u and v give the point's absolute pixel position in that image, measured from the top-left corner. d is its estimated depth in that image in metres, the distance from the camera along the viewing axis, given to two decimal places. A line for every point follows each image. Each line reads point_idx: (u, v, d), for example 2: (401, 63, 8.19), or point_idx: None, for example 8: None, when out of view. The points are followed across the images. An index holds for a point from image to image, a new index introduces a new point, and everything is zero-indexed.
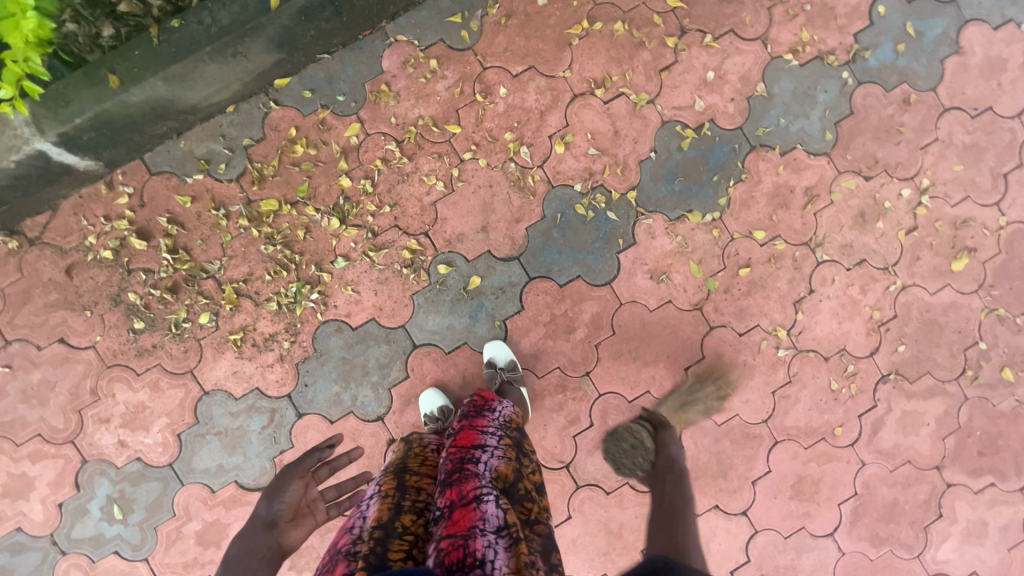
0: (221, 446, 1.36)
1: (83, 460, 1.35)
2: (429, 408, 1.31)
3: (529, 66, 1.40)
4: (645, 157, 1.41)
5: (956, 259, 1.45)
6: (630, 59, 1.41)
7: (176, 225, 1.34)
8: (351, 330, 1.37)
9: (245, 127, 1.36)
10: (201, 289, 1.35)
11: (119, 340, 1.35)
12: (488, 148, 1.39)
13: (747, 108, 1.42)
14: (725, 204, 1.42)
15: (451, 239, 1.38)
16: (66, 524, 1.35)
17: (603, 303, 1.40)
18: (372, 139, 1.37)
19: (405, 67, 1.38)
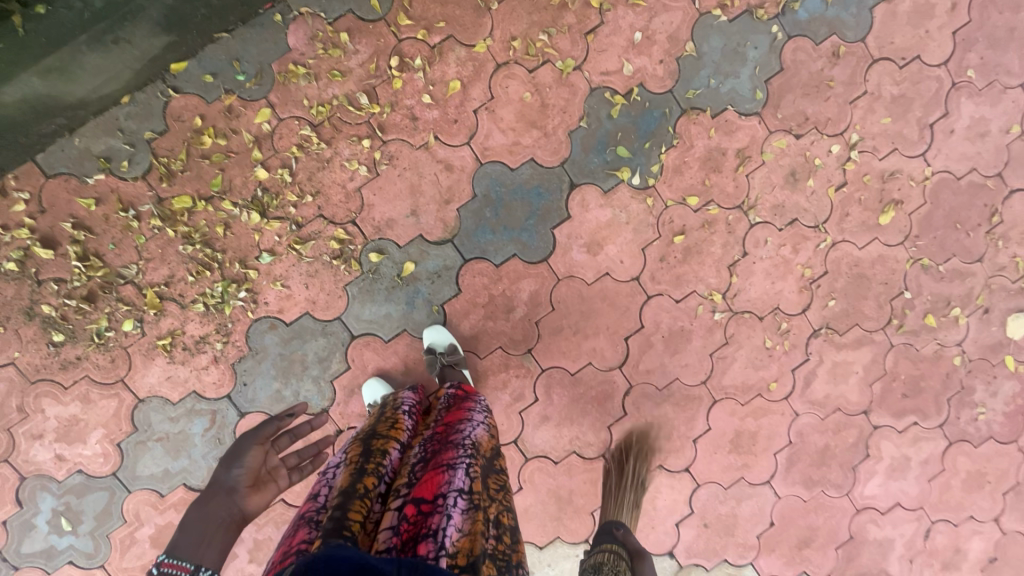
0: (164, 451, 1.35)
1: (22, 477, 1.33)
2: (372, 397, 1.33)
3: (447, 35, 1.32)
4: (575, 127, 1.37)
5: (883, 212, 1.47)
6: (554, 22, 1.34)
7: (83, 230, 1.26)
8: (285, 326, 1.35)
9: (145, 119, 1.26)
10: (121, 296, 1.29)
11: (39, 354, 1.29)
12: (412, 127, 1.33)
13: (677, 69, 1.38)
14: (657, 171, 1.40)
15: (380, 225, 1.34)
16: (14, 540, 1.34)
17: (541, 280, 1.40)
18: (286, 125, 1.30)
19: (314, 44, 1.28)
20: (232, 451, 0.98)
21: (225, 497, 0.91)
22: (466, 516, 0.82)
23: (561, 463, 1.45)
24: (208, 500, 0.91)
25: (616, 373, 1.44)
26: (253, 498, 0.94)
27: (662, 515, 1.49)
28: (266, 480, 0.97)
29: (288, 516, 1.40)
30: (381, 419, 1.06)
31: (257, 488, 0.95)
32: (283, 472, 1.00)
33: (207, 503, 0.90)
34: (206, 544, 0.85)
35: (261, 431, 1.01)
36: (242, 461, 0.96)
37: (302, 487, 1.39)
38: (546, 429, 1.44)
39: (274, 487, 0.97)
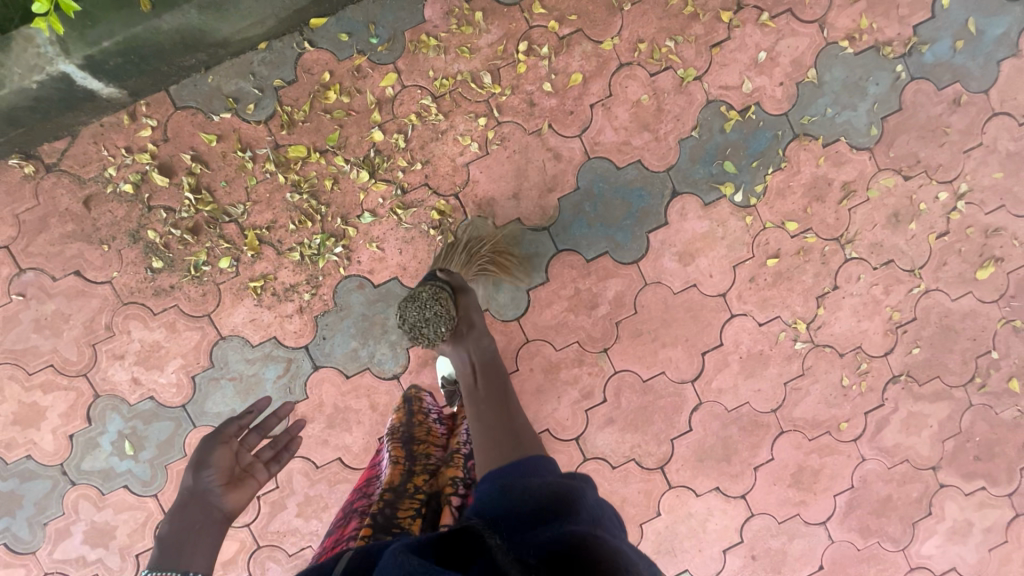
0: (235, 392, 1.36)
1: (96, 394, 1.35)
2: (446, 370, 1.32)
3: (577, 29, 1.34)
4: (686, 136, 1.37)
5: (982, 267, 1.45)
6: (682, 30, 1.35)
7: (199, 164, 1.30)
8: (373, 287, 1.36)
9: (277, 67, 1.30)
10: (223, 233, 1.32)
11: (136, 277, 1.32)
12: (527, 112, 1.34)
13: (796, 94, 1.38)
14: (761, 191, 1.40)
15: (481, 203, 1.35)
16: (77, 455, 1.36)
17: (628, 281, 1.40)
18: (408, 92, 1.32)
19: (448, 18, 1.31)
20: (195, 456, 0.84)
21: (200, 500, 0.80)
22: None
23: (618, 468, 1.43)
24: (180, 508, 0.78)
25: (688, 387, 1.42)
26: (232, 496, 0.82)
27: (711, 539, 1.46)
28: (245, 476, 0.85)
29: (342, 477, 1.39)
30: (416, 424, 1.08)
31: (234, 485, 0.83)
32: (262, 466, 0.88)
33: (177, 512, 0.77)
34: (189, 547, 0.73)
35: (220, 432, 0.88)
36: (209, 461, 0.84)
37: (360, 449, 1.39)
38: (609, 431, 1.42)
39: (253, 483, 0.85)
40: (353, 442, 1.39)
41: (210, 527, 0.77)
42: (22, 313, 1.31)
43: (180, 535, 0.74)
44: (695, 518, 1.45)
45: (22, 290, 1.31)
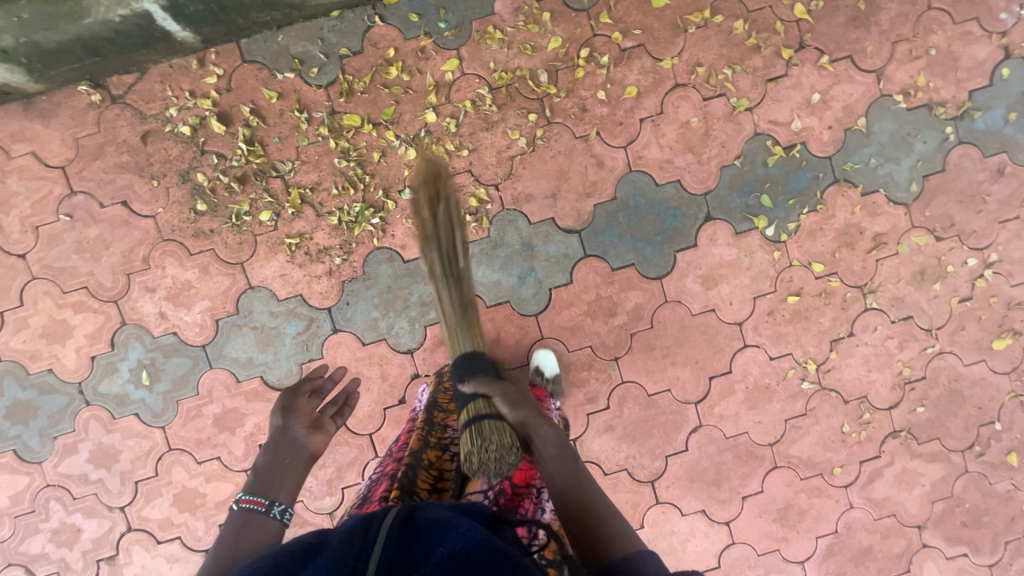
0: (254, 341, 1.40)
1: (122, 322, 1.39)
2: None
3: (639, 43, 1.36)
4: (728, 164, 1.40)
5: (999, 338, 1.46)
6: (741, 60, 1.38)
7: (257, 118, 1.34)
8: (402, 262, 1.40)
9: (345, 37, 1.34)
10: (268, 187, 1.36)
11: (179, 217, 1.37)
12: (578, 116, 1.37)
13: (842, 139, 1.40)
14: (793, 229, 1.41)
15: (519, 198, 1.39)
16: (95, 377, 1.41)
17: (649, 296, 1.42)
18: (466, 80, 1.36)
19: (517, 14, 1.35)
20: (279, 405, 0.95)
21: (289, 440, 0.89)
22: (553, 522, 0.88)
23: (610, 475, 1.46)
24: (268, 449, 0.88)
25: (691, 408, 1.45)
26: (314, 438, 0.92)
27: (689, 560, 1.48)
28: (322, 423, 0.95)
29: (343, 439, 1.43)
30: (439, 391, 1.13)
31: (315, 430, 0.93)
32: (332, 418, 0.98)
33: (271, 452, 0.87)
34: (277, 484, 0.84)
35: (298, 387, 0.98)
36: (294, 410, 0.94)
37: (365, 416, 1.43)
38: (607, 438, 1.45)
39: (328, 431, 0.95)
40: (359, 408, 1.43)
41: (293, 469, 0.87)
42: (66, 233, 1.36)
43: (269, 474, 0.85)
44: (676, 536, 1.48)
45: (70, 212, 1.36)
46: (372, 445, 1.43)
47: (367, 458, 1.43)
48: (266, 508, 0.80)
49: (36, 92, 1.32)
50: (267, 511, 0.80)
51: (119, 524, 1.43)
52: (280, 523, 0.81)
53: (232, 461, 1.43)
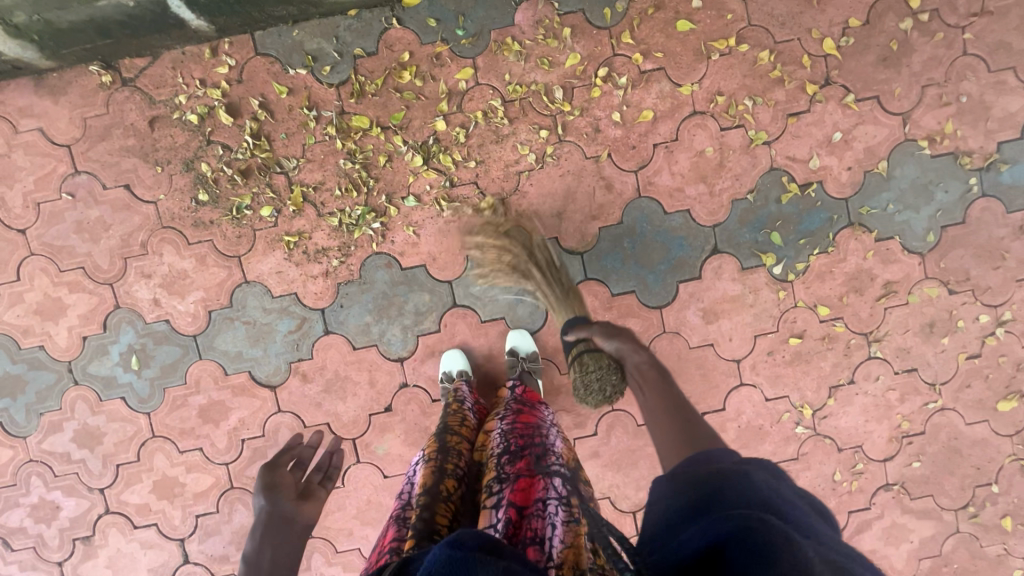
0: (245, 335, 1.40)
1: (116, 305, 1.39)
2: (448, 367, 1.36)
3: (660, 66, 1.33)
4: (741, 197, 1.36)
5: (1005, 399, 1.41)
6: (764, 92, 1.34)
7: (265, 112, 1.32)
8: (400, 269, 1.38)
9: (360, 37, 1.32)
10: (271, 182, 1.34)
11: (180, 205, 1.36)
12: (591, 136, 1.34)
13: (861, 182, 1.36)
14: (801, 269, 1.38)
15: (523, 214, 1.36)
16: (85, 358, 1.41)
17: (647, 325, 1.39)
18: (480, 90, 1.33)
19: (536, 27, 1.32)
20: (264, 483, 1.19)
21: (283, 524, 1.13)
22: (567, 525, 0.83)
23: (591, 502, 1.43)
24: (260, 536, 1.10)
25: None
26: (307, 507, 1.19)
27: None
28: (313, 492, 1.23)
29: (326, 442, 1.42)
30: (450, 416, 1.14)
31: (307, 498, 1.21)
32: (316, 484, 1.28)
33: (260, 537, 1.10)
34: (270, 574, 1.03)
35: (277, 465, 1.25)
36: (279, 487, 1.19)
37: (350, 420, 1.41)
38: (592, 465, 1.42)
39: (319, 496, 1.23)
40: (345, 412, 1.41)
41: (286, 541, 1.10)
42: (67, 212, 1.36)
43: (263, 562, 1.06)
44: None
45: (73, 192, 1.35)
46: (355, 450, 1.42)
47: (348, 462, 1.43)
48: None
49: (48, 69, 1.31)
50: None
51: (99, 505, 1.44)
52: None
53: (214, 453, 1.43)
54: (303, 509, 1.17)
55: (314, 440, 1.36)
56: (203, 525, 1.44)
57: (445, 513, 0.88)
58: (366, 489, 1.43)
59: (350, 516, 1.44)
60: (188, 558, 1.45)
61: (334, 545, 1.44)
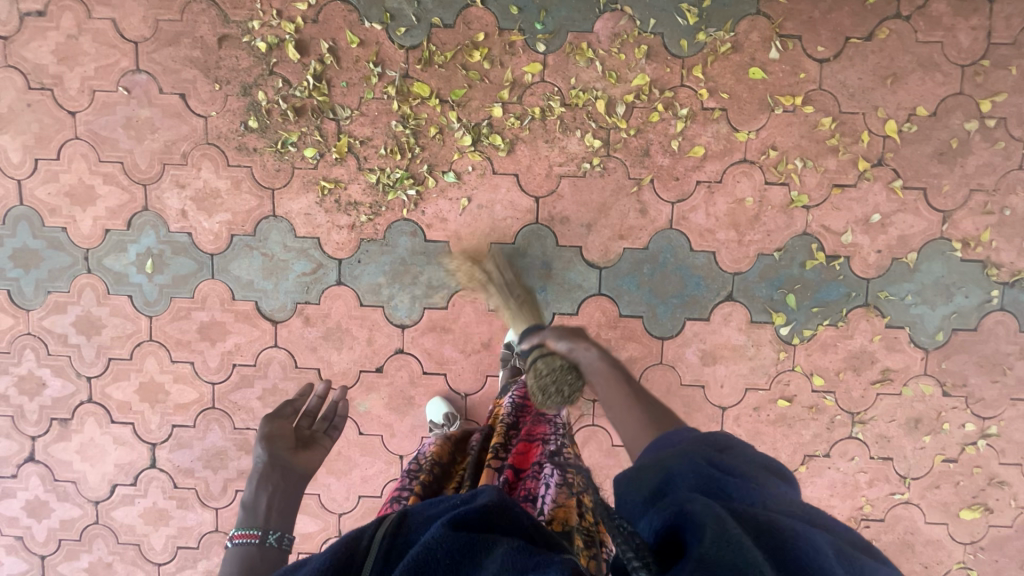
0: (261, 267, 1.42)
1: (145, 207, 1.42)
2: (434, 415, 1.40)
3: (722, 108, 1.34)
4: (767, 253, 1.38)
5: (969, 508, 1.44)
6: (816, 157, 1.35)
7: (332, 57, 1.34)
8: (423, 240, 1.40)
9: (441, 6, 1.33)
10: (321, 126, 1.36)
11: (228, 126, 1.37)
12: (639, 158, 1.35)
13: (886, 267, 1.37)
14: (807, 335, 1.40)
15: (554, 217, 1.38)
16: (103, 250, 1.44)
17: (646, 352, 1.42)
18: (543, 86, 1.34)
19: (614, 39, 1.32)
20: (266, 431, 1.11)
21: (287, 469, 1.06)
22: (560, 487, 0.93)
23: None
24: (263, 479, 1.04)
25: None
26: (307, 455, 1.12)
27: None
28: (317, 442, 1.16)
29: None
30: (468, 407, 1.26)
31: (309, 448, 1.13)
32: (323, 433, 1.20)
33: (257, 482, 1.03)
34: (267, 512, 0.99)
35: (279, 412, 1.16)
36: (277, 436, 1.11)
37: (340, 372, 1.45)
38: None
39: (321, 447, 1.16)
40: (337, 363, 1.45)
41: (291, 486, 1.04)
42: (120, 106, 1.38)
43: (262, 507, 1.01)
44: None
45: (129, 88, 1.37)
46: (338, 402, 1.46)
47: None
48: (260, 538, 0.95)
49: None
50: (262, 541, 0.94)
51: (82, 392, 1.48)
52: (277, 549, 0.95)
53: (203, 370, 1.46)
54: (301, 458, 1.09)
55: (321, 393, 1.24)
56: (177, 436, 1.48)
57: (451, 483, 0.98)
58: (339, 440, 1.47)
59: None
60: (155, 463, 1.49)
61: None
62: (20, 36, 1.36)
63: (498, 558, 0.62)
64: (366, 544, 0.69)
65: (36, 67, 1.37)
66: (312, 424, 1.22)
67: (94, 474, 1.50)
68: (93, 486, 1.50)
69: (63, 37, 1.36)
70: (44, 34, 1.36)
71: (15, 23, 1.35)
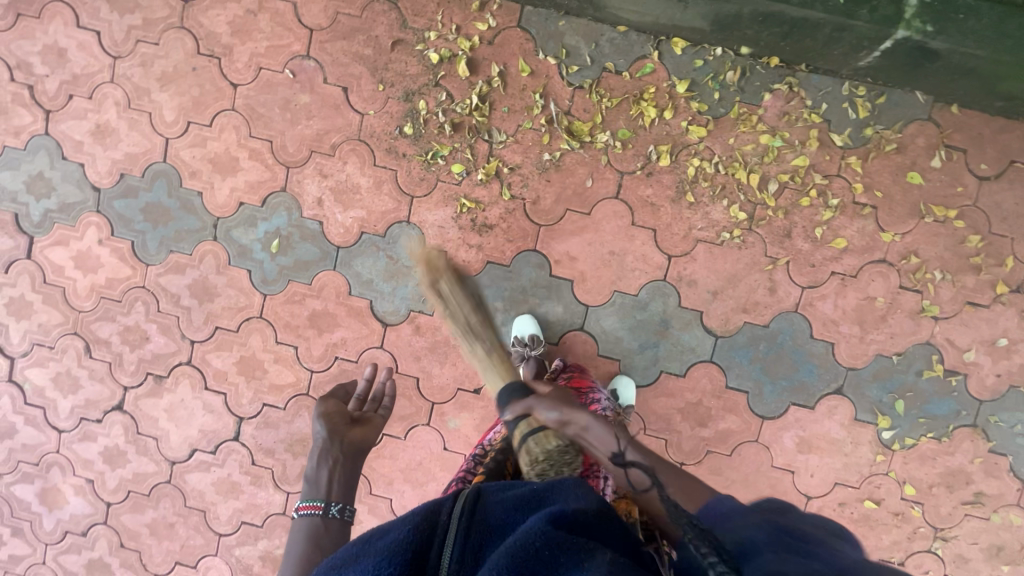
0: (384, 269, 1.43)
1: (283, 189, 1.43)
2: (521, 331, 1.39)
3: (873, 205, 1.34)
4: (885, 356, 1.37)
5: None
6: (955, 271, 1.34)
7: (500, 80, 1.35)
8: (548, 274, 1.40)
9: (617, 53, 1.34)
10: (474, 145, 1.37)
11: (383, 127, 1.39)
12: (780, 237, 1.35)
13: (1001, 392, 1.37)
14: (908, 444, 1.39)
15: (682, 278, 1.38)
16: (233, 221, 1.45)
17: (744, 426, 1.41)
18: (700, 149, 1.34)
19: (781, 117, 1.32)
20: (318, 412, 1.14)
21: (340, 443, 1.07)
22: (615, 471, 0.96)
23: None
24: (323, 454, 1.05)
25: None
26: (358, 431, 1.12)
27: None
28: (369, 418, 1.18)
29: (408, 393, 1.46)
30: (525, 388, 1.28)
31: (361, 424, 1.15)
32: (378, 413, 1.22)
33: (317, 458, 1.03)
34: (329, 486, 0.98)
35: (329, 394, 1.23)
36: (328, 414, 1.13)
37: (439, 386, 1.45)
38: None
39: (373, 424, 1.17)
40: (438, 376, 1.45)
41: (352, 463, 1.04)
42: (282, 87, 1.40)
43: (323, 483, 1.00)
44: None
45: (295, 71, 1.39)
46: (430, 413, 1.46)
47: (418, 421, 1.47)
48: (323, 510, 0.94)
49: None
50: (325, 513, 0.93)
51: (183, 354, 1.49)
52: (340, 521, 0.94)
53: (305, 357, 1.47)
54: (355, 434, 1.11)
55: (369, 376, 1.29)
56: (266, 414, 1.49)
57: (513, 460, 1.00)
58: (422, 450, 1.47)
59: (396, 468, 1.48)
60: (239, 437, 1.50)
61: (370, 486, 1.49)
62: (201, 2, 1.39)
63: (587, 562, 0.59)
64: (448, 517, 0.66)
65: (210, 34, 1.40)
66: (363, 407, 1.25)
67: (177, 435, 1.51)
68: (173, 446, 1.52)
69: (243, 11, 1.39)
70: (226, 4, 1.39)
71: None
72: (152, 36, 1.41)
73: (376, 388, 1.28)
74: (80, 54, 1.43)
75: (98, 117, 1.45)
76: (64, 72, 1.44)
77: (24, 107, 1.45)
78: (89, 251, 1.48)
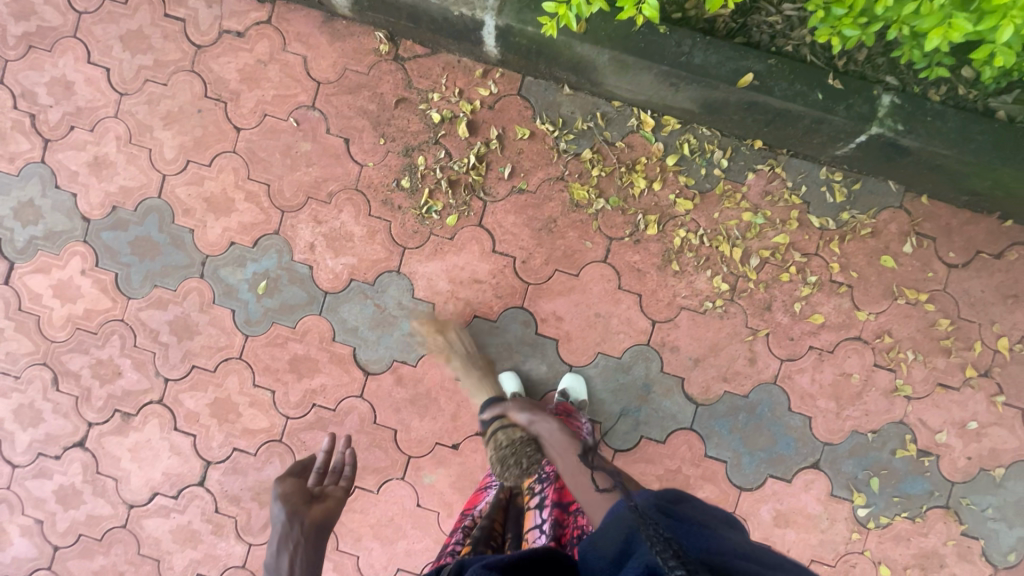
0: (370, 317, 1.43)
1: (276, 231, 1.44)
2: (503, 388, 1.38)
3: (849, 285, 1.39)
4: (861, 432, 1.39)
5: None
6: (927, 352, 1.39)
7: (498, 143, 1.40)
8: (533, 332, 1.41)
9: (611, 125, 1.40)
10: (469, 203, 1.41)
11: (381, 179, 1.42)
12: (761, 309, 1.39)
13: (973, 475, 1.39)
14: (883, 522, 1.39)
15: (665, 344, 1.40)
16: (222, 260, 1.45)
17: (721, 497, 1.40)
18: (686, 221, 1.40)
19: (764, 196, 1.39)
20: (281, 487, 1.13)
21: (295, 522, 1.06)
22: None
23: None
24: (283, 538, 1.04)
25: None
26: (317, 509, 1.11)
27: None
28: (325, 496, 1.16)
29: (385, 445, 1.43)
30: None
31: (319, 502, 1.13)
32: (339, 487, 1.20)
33: (278, 544, 1.03)
34: (289, 571, 0.99)
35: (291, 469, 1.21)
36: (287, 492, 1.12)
37: (417, 439, 1.43)
38: None
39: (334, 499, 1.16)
40: (416, 429, 1.43)
41: (316, 543, 1.05)
42: (285, 135, 1.43)
43: (283, 568, 1.00)
44: None
45: (299, 120, 1.43)
46: (406, 467, 1.43)
47: (392, 475, 1.43)
48: None
49: (341, 16, 1.41)
50: None
51: (155, 392, 1.45)
52: None
53: (282, 402, 1.44)
54: (317, 512, 1.10)
55: (330, 445, 1.27)
56: (235, 459, 1.44)
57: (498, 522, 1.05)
58: (394, 505, 1.43)
59: (365, 523, 1.43)
60: (204, 482, 1.44)
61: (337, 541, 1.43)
62: (213, 49, 1.44)
63: None
64: None
65: (218, 80, 1.44)
66: (322, 480, 1.22)
67: (138, 476, 1.45)
68: (134, 489, 1.45)
69: (253, 60, 1.43)
70: (237, 53, 1.44)
71: (212, 36, 1.44)
72: (161, 77, 1.44)
73: (337, 459, 1.26)
74: (87, 89, 1.45)
75: (97, 149, 1.46)
76: (69, 104, 1.46)
77: (23, 135, 1.46)
78: (71, 281, 1.46)
